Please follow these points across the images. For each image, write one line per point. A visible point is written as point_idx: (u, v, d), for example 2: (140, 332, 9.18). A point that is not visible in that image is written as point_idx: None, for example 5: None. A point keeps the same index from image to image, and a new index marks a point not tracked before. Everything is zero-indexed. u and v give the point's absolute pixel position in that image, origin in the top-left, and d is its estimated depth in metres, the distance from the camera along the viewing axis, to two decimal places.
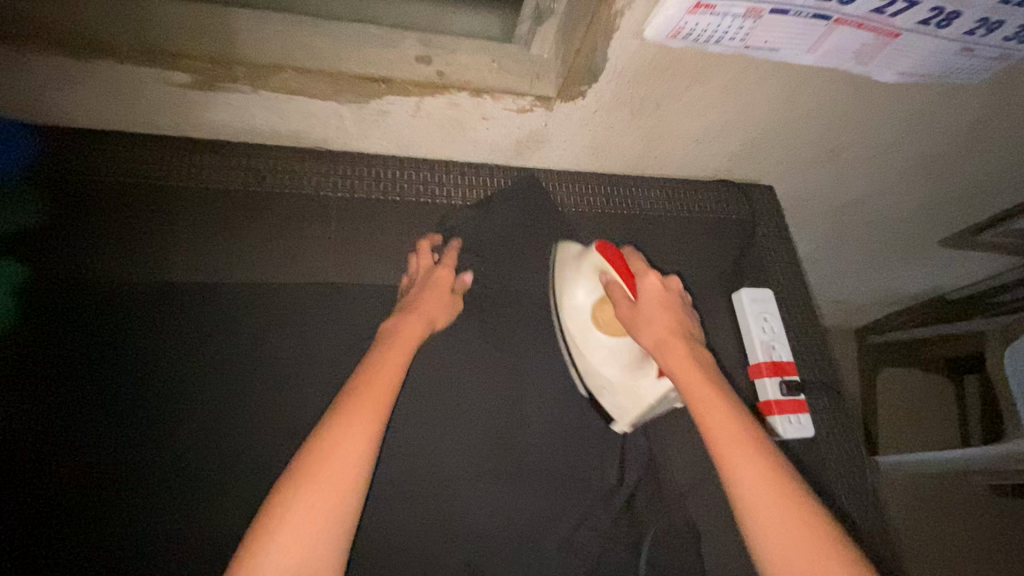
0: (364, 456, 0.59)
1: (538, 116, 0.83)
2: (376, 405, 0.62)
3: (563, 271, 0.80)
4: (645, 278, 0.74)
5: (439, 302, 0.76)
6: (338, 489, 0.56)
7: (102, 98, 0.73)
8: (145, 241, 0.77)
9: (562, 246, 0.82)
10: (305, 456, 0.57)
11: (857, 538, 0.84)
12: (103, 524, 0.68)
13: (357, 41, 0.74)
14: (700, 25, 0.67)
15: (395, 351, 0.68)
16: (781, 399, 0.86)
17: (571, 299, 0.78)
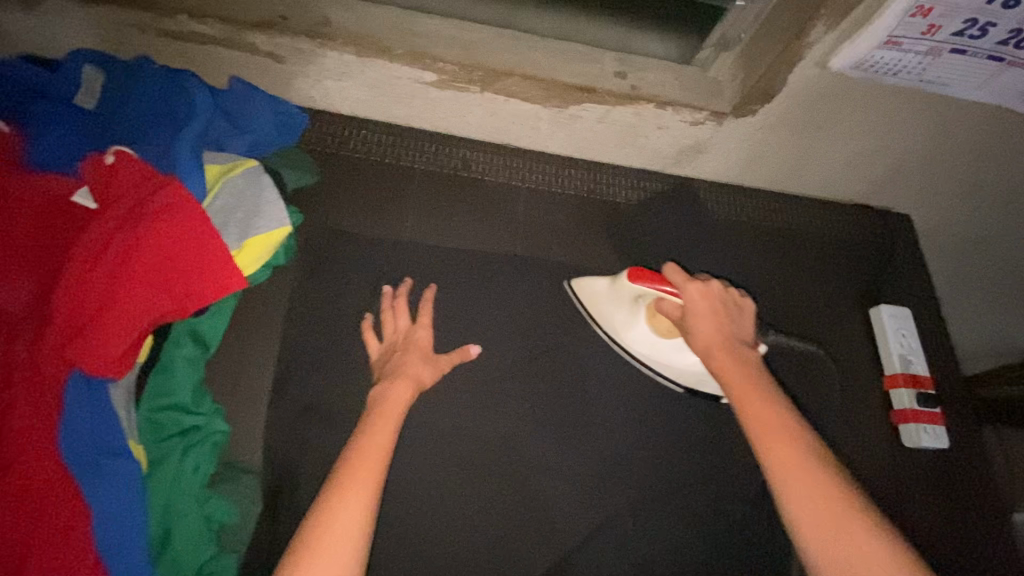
0: (361, 522, 0.56)
1: (708, 129, 0.94)
2: (370, 466, 0.60)
3: (609, 308, 0.80)
4: (685, 288, 0.71)
5: (421, 364, 0.73)
6: (337, 556, 0.53)
7: (363, 92, 0.90)
8: (377, 203, 0.90)
9: (590, 282, 0.83)
10: (311, 522, 0.55)
11: (988, 549, 0.87)
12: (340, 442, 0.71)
13: (568, 57, 0.88)
14: (882, 58, 0.77)
15: (389, 415, 0.66)
16: (918, 408, 0.91)
17: (626, 327, 0.79)
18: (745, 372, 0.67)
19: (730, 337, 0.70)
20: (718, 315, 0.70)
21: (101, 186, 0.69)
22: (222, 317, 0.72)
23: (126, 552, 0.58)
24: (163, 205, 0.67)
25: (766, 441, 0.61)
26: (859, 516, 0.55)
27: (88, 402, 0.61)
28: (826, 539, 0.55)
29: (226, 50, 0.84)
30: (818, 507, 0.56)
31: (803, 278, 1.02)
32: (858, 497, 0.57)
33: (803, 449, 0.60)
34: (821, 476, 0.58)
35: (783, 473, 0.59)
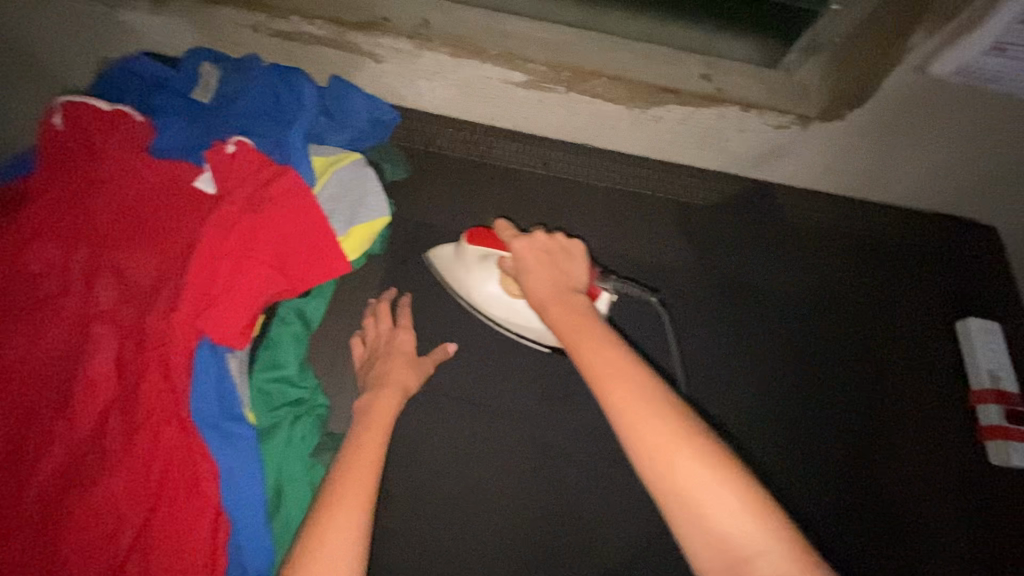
0: (358, 525, 0.55)
1: (790, 133, 0.93)
2: (360, 472, 0.59)
3: (458, 270, 0.76)
4: (513, 244, 0.65)
5: (403, 367, 0.75)
6: (338, 567, 0.52)
7: (451, 90, 0.94)
8: (460, 196, 0.94)
9: (439, 249, 0.79)
10: (306, 532, 0.54)
11: None
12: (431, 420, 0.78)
13: (653, 59, 0.90)
14: (985, 64, 0.76)
15: (377, 425, 0.66)
16: (1004, 425, 0.89)
17: (478, 293, 0.75)
18: (580, 318, 0.57)
19: (562, 286, 0.61)
20: (545, 265, 0.63)
21: (222, 174, 0.75)
22: (323, 298, 0.77)
23: (247, 503, 0.66)
24: (280, 195, 0.73)
25: (608, 389, 0.50)
26: (705, 458, 0.46)
27: (213, 371, 0.68)
28: (676, 485, 0.46)
29: (328, 49, 0.89)
30: (664, 454, 0.46)
31: (882, 286, 1.00)
32: (715, 441, 0.48)
33: (644, 390, 0.50)
34: (665, 420, 0.48)
35: (627, 425, 0.48)
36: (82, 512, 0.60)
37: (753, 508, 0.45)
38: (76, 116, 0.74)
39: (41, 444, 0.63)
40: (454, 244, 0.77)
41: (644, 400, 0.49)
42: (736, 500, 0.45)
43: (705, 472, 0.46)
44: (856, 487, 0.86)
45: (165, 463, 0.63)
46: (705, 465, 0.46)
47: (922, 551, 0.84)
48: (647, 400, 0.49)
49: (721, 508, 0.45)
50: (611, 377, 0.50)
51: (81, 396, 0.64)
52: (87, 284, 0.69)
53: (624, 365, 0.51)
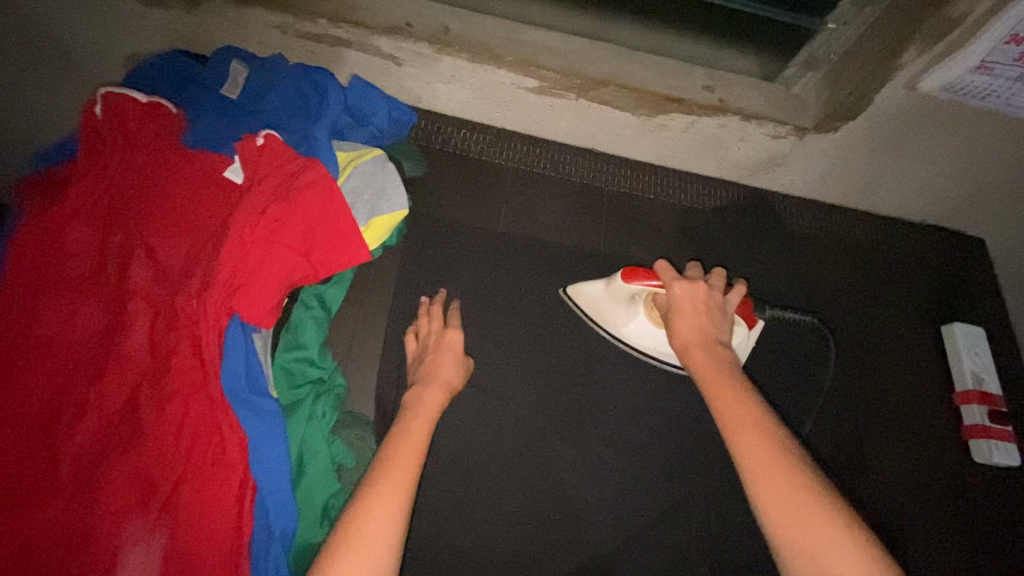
0: (396, 523, 0.56)
1: (789, 143, 0.98)
2: (407, 466, 0.61)
3: (610, 310, 0.82)
4: (672, 285, 0.71)
5: (451, 362, 0.76)
6: (374, 555, 0.54)
7: (467, 94, 0.99)
8: (474, 195, 0.98)
9: (583, 287, 0.85)
10: (347, 520, 0.56)
11: None
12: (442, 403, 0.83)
13: (660, 70, 0.95)
14: (971, 82, 0.81)
15: (424, 417, 0.68)
16: (988, 425, 0.92)
17: (628, 326, 0.80)
18: (719, 369, 0.66)
19: (710, 334, 0.69)
20: (698, 315, 0.70)
21: (252, 164, 0.79)
22: (342, 283, 0.82)
23: (272, 472, 0.69)
24: (306, 184, 0.76)
25: (738, 435, 0.59)
26: (829, 515, 0.52)
27: (241, 347, 0.72)
28: (799, 535, 0.52)
29: (353, 51, 0.94)
30: (790, 500, 0.53)
31: (873, 291, 1.04)
32: (836, 500, 0.53)
33: (772, 444, 0.57)
34: (791, 471, 0.55)
35: (754, 466, 0.56)
36: (113, 477, 0.63)
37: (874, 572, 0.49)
38: (115, 105, 0.78)
39: (74, 413, 0.66)
40: (601, 281, 0.83)
41: (773, 448, 0.57)
42: (857, 557, 0.50)
43: (828, 527, 0.51)
44: (844, 482, 0.89)
45: (194, 433, 0.67)
46: (830, 523, 0.51)
47: (909, 545, 0.87)
48: (777, 453, 0.57)
49: (832, 550, 0.50)
50: (743, 424, 0.59)
51: (115, 368, 0.68)
52: (122, 264, 0.73)
53: (754, 416, 0.60)
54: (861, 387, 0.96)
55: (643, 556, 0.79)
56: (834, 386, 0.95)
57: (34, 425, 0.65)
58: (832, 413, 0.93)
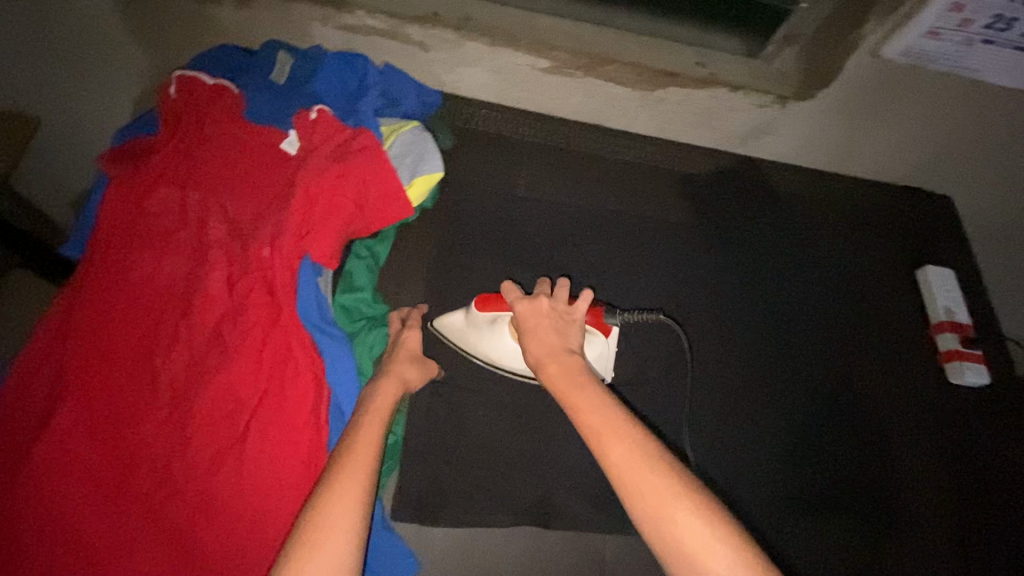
0: (360, 501, 0.57)
1: (772, 111, 1.12)
2: (365, 451, 0.63)
3: (474, 337, 0.82)
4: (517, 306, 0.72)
5: (405, 364, 0.79)
6: (342, 530, 0.54)
7: (487, 77, 1.11)
8: (496, 164, 1.10)
9: (445, 318, 0.85)
10: (314, 499, 0.56)
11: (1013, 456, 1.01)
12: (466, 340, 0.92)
13: (658, 49, 1.09)
14: (926, 47, 0.94)
15: (378, 409, 0.70)
16: (960, 348, 1.04)
17: (495, 351, 0.81)
18: (576, 380, 0.64)
19: (559, 347, 0.68)
20: (547, 328, 0.70)
21: (307, 135, 0.90)
22: (387, 242, 0.93)
23: (343, 384, 0.80)
24: (358, 147, 0.87)
25: (606, 446, 0.57)
26: (688, 501, 0.52)
27: (313, 285, 0.82)
28: (668, 525, 0.52)
29: (387, 40, 1.06)
30: (654, 500, 0.52)
31: (853, 241, 1.17)
32: (707, 498, 0.53)
33: (638, 446, 0.56)
34: (651, 466, 0.55)
35: (626, 482, 0.54)
36: (209, 395, 0.74)
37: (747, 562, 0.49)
38: (186, 88, 0.90)
39: (167, 347, 0.76)
40: (462, 310, 0.83)
41: (641, 452, 0.56)
42: (713, 532, 0.51)
43: (690, 517, 0.51)
44: (836, 399, 1.00)
45: (275, 357, 0.77)
46: (703, 525, 0.51)
47: (900, 450, 0.98)
48: (638, 454, 0.55)
49: (714, 555, 0.50)
50: (602, 430, 0.58)
51: (200, 308, 0.78)
52: (199, 221, 0.83)
53: (615, 426, 0.58)
54: (848, 321, 1.08)
55: None
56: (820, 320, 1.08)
57: (133, 357, 0.75)
58: (823, 343, 1.05)
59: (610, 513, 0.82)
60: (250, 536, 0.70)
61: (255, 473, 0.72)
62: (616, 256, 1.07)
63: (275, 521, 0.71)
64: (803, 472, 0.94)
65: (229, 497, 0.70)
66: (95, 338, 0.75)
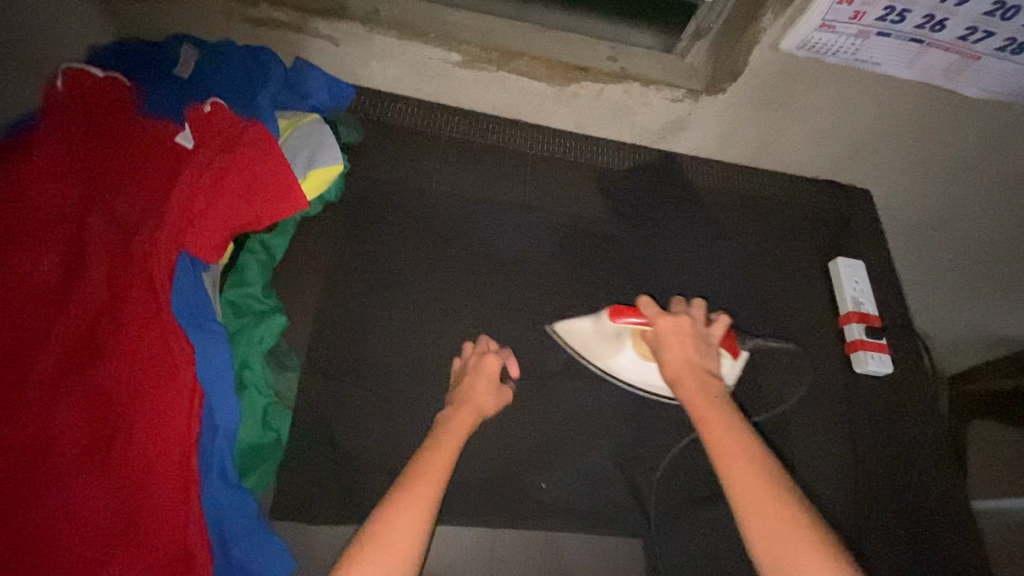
0: (419, 526, 0.63)
1: (686, 106, 1.12)
2: (433, 478, 0.68)
3: (598, 345, 0.87)
4: (656, 320, 0.77)
5: (486, 389, 0.81)
6: (397, 557, 0.61)
7: (399, 71, 1.10)
8: (409, 158, 1.09)
9: (565, 325, 0.90)
10: (376, 519, 0.63)
11: (918, 439, 1.03)
12: (358, 329, 0.89)
13: (569, 43, 1.09)
14: (822, 38, 0.95)
15: (456, 433, 0.75)
16: (866, 339, 1.05)
17: (614, 361, 0.87)
18: (710, 402, 0.72)
19: (698, 366, 0.76)
20: (686, 347, 0.76)
21: (199, 128, 0.88)
22: (283, 237, 0.92)
23: (215, 380, 0.77)
24: (249, 140, 0.86)
25: (739, 473, 0.65)
26: (811, 539, 0.60)
27: (191, 277, 0.80)
28: (786, 557, 0.59)
29: (292, 34, 1.04)
30: (772, 520, 0.61)
31: (769, 232, 1.19)
32: (830, 541, 0.61)
33: (770, 481, 0.64)
34: (778, 499, 0.63)
35: (749, 506, 0.63)
36: (75, 397, 0.70)
37: None
38: (73, 80, 0.87)
39: (30, 348, 0.70)
40: (587, 318, 0.87)
41: (771, 486, 0.64)
42: (833, 572, 0.58)
43: (807, 546, 0.59)
44: (744, 391, 1.00)
45: (150, 352, 0.75)
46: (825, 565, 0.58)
47: (803, 435, 1.00)
48: (765, 486, 0.64)
49: None
50: (737, 458, 0.66)
51: (75, 306, 0.74)
52: (78, 217, 0.80)
53: (750, 458, 0.66)
54: (758, 312, 1.09)
55: (564, 456, 0.86)
56: (733, 310, 1.09)
57: None
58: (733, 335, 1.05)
59: (499, 503, 0.82)
60: (110, 546, 0.66)
61: (119, 478, 0.69)
62: (529, 249, 1.06)
63: (137, 524, 0.68)
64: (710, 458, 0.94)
65: (91, 506, 0.66)
66: None
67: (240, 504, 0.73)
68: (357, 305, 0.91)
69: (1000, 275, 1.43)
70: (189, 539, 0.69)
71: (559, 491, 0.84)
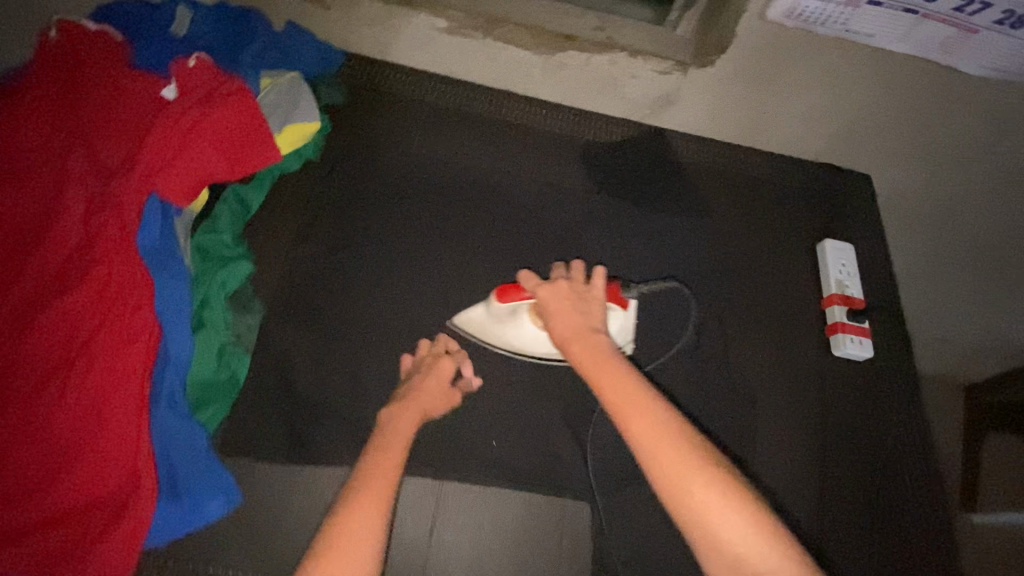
0: (375, 529, 0.62)
1: (674, 79, 1.10)
2: (385, 475, 0.68)
3: (498, 327, 0.87)
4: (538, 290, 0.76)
5: (434, 392, 0.80)
6: (355, 554, 0.60)
7: (386, 37, 1.11)
8: (392, 124, 1.09)
9: (464, 316, 0.89)
10: (331, 524, 0.62)
11: (890, 428, 1.00)
12: (323, 284, 0.90)
13: (556, 13, 1.09)
14: (810, 6, 0.93)
15: (400, 434, 0.74)
16: (847, 322, 1.03)
17: (518, 340, 0.86)
18: (599, 355, 0.68)
19: (583, 324, 0.72)
20: (570, 308, 0.74)
21: (182, 80, 0.91)
22: (259, 191, 0.94)
23: (174, 318, 0.79)
24: (226, 93, 0.89)
25: (633, 418, 0.61)
26: (709, 475, 0.57)
27: (159, 218, 0.83)
28: (690, 497, 0.56)
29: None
30: (673, 467, 0.57)
31: (756, 214, 1.16)
32: (726, 471, 0.58)
33: (664, 422, 0.60)
34: (673, 438, 0.59)
35: (648, 450, 0.59)
36: (41, 321, 0.74)
37: (764, 532, 0.54)
38: (68, 33, 0.91)
39: (11, 273, 0.77)
40: (480, 305, 0.88)
41: (664, 427, 0.60)
42: (736, 503, 0.56)
43: (705, 477, 0.57)
44: (714, 369, 0.98)
45: (116, 287, 0.77)
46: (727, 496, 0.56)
47: (771, 415, 0.97)
48: (660, 426, 0.60)
49: (732, 524, 0.55)
50: (630, 405, 0.62)
51: (51, 238, 0.79)
52: (61, 156, 0.84)
53: (640, 401, 0.62)
54: (738, 292, 1.07)
55: (518, 421, 0.85)
56: (713, 290, 1.06)
57: None
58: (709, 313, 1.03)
59: (447, 461, 0.81)
60: (64, 460, 0.69)
61: (74, 399, 0.71)
62: (504, 217, 1.05)
63: (90, 446, 0.71)
64: None
65: (46, 421, 0.70)
66: None
67: (188, 436, 0.75)
68: (325, 261, 0.92)
69: (1009, 277, 1.36)
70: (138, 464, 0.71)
71: (506, 452, 0.83)
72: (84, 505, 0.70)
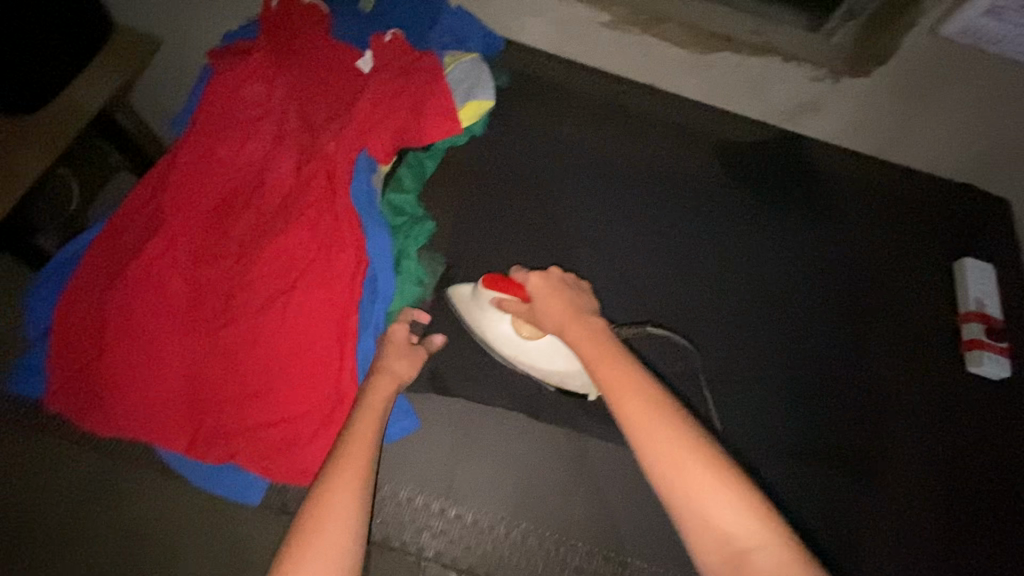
0: (355, 511, 0.66)
1: (824, 87, 1.13)
2: (361, 451, 0.70)
3: (473, 310, 0.86)
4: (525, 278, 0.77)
5: (396, 355, 0.81)
6: (336, 535, 0.63)
7: (546, 27, 1.18)
8: (545, 107, 1.17)
9: (456, 290, 0.89)
10: (305, 508, 0.65)
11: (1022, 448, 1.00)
12: (489, 247, 0.98)
13: (714, 14, 1.12)
14: (986, 25, 0.95)
15: (377, 406, 0.75)
16: (984, 340, 1.04)
17: (487, 329, 0.86)
18: (594, 342, 0.70)
19: (574, 310, 0.74)
20: (560, 296, 0.75)
21: (380, 53, 1.01)
22: (435, 158, 1.03)
23: (381, 262, 0.88)
24: (424, 67, 0.99)
25: (628, 407, 0.63)
26: (702, 458, 0.60)
27: (366, 171, 0.93)
28: (678, 479, 0.59)
29: None
30: (668, 449, 0.60)
31: (891, 225, 1.17)
32: (712, 452, 0.61)
33: (665, 416, 0.62)
34: (664, 422, 0.62)
35: (641, 434, 0.62)
36: (268, 251, 0.87)
37: (756, 517, 0.57)
38: (284, 5, 1.03)
39: (243, 209, 0.90)
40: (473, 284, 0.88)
41: (659, 416, 0.63)
42: (723, 482, 0.59)
43: (696, 458, 0.60)
44: (845, 368, 1.00)
45: (326, 230, 0.89)
46: (715, 476, 0.59)
47: (901, 422, 0.98)
48: (657, 411, 0.63)
49: (722, 505, 0.58)
50: (626, 393, 0.64)
51: (273, 182, 0.92)
52: (280, 114, 0.96)
53: (634, 386, 0.65)
54: (870, 299, 1.08)
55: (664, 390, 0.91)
56: (843, 293, 1.08)
57: (216, 213, 0.90)
58: (841, 316, 1.06)
59: (601, 419, 0.88)
60: (285, 369, 0.82)
61: (293, 320, 0.84)
62: (648, 203, 1.11)
63: (303, 360, 0.82)
64: (801, 424, 0.95)
65: (273, 335, 0.83)
66: (186, 194, 0.90)
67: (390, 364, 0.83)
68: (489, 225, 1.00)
69: None
70: (342, 382, 0.82)
71: None
72: (297, 412, 0.81)
